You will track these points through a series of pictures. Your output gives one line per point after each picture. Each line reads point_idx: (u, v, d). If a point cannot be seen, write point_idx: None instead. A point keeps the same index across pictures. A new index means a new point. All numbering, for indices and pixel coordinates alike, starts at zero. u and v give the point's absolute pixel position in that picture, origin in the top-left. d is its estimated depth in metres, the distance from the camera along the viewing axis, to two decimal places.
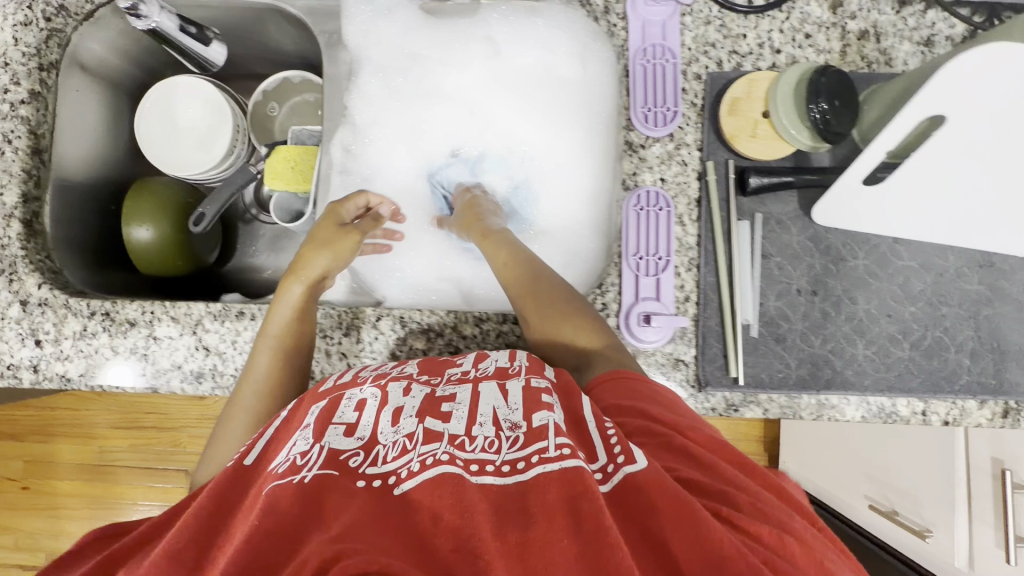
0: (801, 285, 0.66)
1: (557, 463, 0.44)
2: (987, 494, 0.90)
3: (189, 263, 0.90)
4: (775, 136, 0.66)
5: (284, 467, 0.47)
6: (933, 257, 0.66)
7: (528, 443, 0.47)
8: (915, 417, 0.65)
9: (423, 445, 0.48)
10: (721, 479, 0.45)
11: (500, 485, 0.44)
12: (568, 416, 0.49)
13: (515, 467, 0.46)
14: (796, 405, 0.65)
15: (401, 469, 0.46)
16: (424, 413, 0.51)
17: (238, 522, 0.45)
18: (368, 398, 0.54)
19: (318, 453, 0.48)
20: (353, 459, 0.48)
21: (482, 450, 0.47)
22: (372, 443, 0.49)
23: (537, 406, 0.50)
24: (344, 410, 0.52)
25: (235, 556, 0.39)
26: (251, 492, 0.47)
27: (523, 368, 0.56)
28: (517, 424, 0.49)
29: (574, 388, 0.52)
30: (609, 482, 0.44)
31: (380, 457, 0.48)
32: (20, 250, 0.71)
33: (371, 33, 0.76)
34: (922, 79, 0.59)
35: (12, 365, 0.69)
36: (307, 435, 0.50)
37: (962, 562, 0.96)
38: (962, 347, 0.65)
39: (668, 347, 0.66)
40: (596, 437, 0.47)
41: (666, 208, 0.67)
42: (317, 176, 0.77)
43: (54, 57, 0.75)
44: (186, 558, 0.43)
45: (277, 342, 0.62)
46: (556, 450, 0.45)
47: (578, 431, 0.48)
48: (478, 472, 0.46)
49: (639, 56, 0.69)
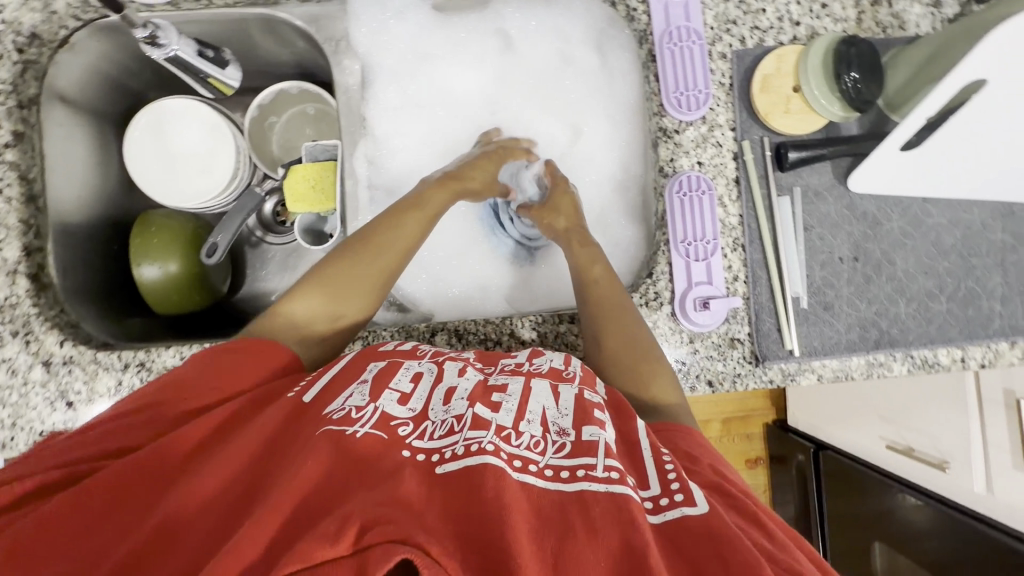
0: (842, 253, 0.68)
1: (604, 485, 0.42)
2: (1001, 422, 0.96)
3: (205, 296, 0.85)
4: (807, 109, 0.67)
5: (339, 415, 0.47)
6: (960, 211, 0.69)
7: (575, 454, 0.45)
8: (955, 364, 0.69)
9: (469, 430, 0.46)
10: (793, 558, 0.41)
11: (541, 487, 0.43)
12: (622, 439, 0.49)
13: (558, 475, 0.44)
14: (848, 367, 0.68)
15: (446, 449, 0.45)
16: (475, 399, 0.50)
17: (287, 459, 0.44)
18: (424, 372, 0.55)
19: (372, 412, 0.48)
20: (401, 429, 0.47)
21: (528, 448, 0.46)
22: (422, 417, 0.49)
23: (588, 420, 0.48)
24: (401, 379, 0.53)
25: (290, 497, 0.39)
26: (300, 435, 0.47)
27: (578, 376, 0.54)
28: (565, 431, 0.48)
29: (626, 410, 0.52)
30: (660, 515, 0.42)
31: (427, 432, 0.47)
32: (32, 307, 0.66)
33: (382, 35, 0.74)
34: (948, 41, 0.61)
35: (45, 432, 0.64)
36: (363, 390, 0.51)
37: (980, 486, 1.03)
38: (992, 294, 0.68)
39: (722, 327, 0.67)
40: (652, 469, 0.46)
41: (708, 190, 0.67)
42: (343, 196, 0.74)
43: (33, 91, 0.69)
44: (233, 485, 0.42)
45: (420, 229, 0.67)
46: (605, 472, 0.43)
47: (632, 457, 0.47)
48: (520, 469, 0.44)
49: (665, 40, 0.68)
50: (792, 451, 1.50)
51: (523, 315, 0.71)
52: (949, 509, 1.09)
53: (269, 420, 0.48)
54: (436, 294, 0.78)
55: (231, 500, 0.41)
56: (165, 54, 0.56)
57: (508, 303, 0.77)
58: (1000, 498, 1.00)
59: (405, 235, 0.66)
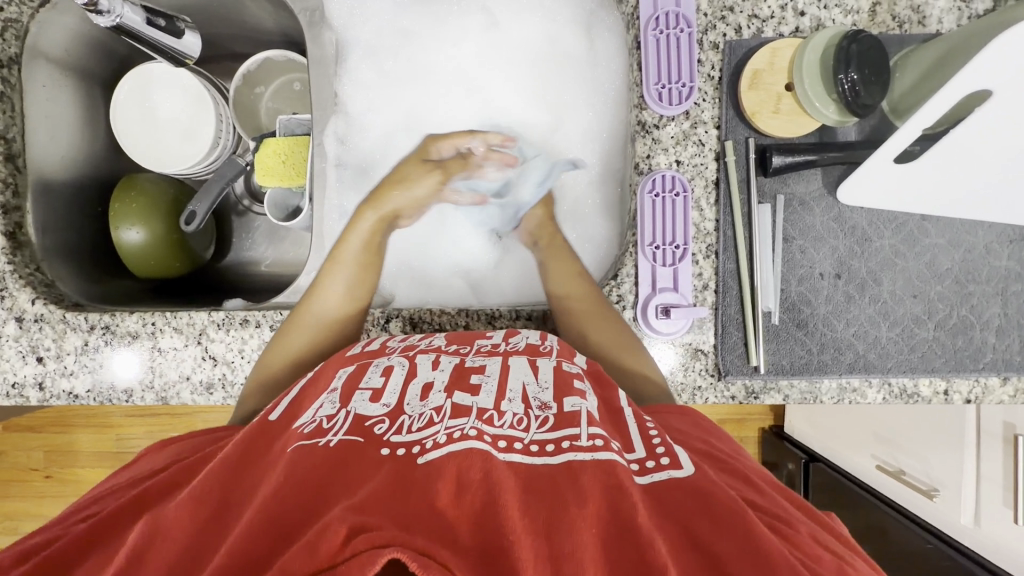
0: (824, 269, 0.63)
1: (590, 453, 0.42)
2: (997, 456, 0.90)
3: (186, 263, 0.87)
4: (799, 110, 0.62)
5: (310, 428, 0.46)
6: (962, 233, 0.63)
7: (560, 426, 0.45)
8: (937, 397, 0.64)
9: (450, 419, 0.45)
10: (778, 505, 0.42)
11: (529, 463, 0.42)
12: (604, 403, 0.49)
13: (544, 448, 0.43)
14: (817, 389, 0.64)
15: (426, 440, 0.43)
16: (452, 387, 0.49)
17: (263, 477, 0.43)
18: (395, 365, 0.53)
19: (344, 419, 0.46)
20: (377, 428, 0.45)
21: (512, 426, 0.45)
22: (398, 412, 0.47)
23: (568, 391, 0.49)
24: (371, 376, 0.52)
25: (265, 506, 0.38)
26: (275, 445, 0.46)
27: (555, 348, 0.56)
28: (547, 404, 0.48)
29: (605, 377, 0.53)
30: (647, 475, 0.43)
31: (405, 426, 0.45)
32: (7, 264, 0.68)
33: (358, 11, 0.75)
34: (965, 42, 0.55)
35: (16, 383, 0.67)
36: (333, 398, 0.50)
37: (967, 519, 0.98)
38: (988, 325, 0.63)
39: (686, 337, 0.64)
40: (635, 431, 0.47)
41: (682, 192, 0.63)
42: (311, 171, 0.74)
43: (14, 51, 0.70)
44: (208, 502, 0.41)
45: (357, 272, 0.67)
46: (589, 440, 0.43)
47: (614, 419, 0.48)
48: (507, 449, 0.43)
49: (650, 26, 0.63)
50: (784, 459, 1.40)
51: (481, 307, 0.69)
52: (936, 541, 1.02)
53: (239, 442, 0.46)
54: (402, 278, 0.77)
55: (201, 529, 0.39)
56: (111, 22, 0.56)
57: (474, 293, 0.76)
58: (987, 532, 0.95)
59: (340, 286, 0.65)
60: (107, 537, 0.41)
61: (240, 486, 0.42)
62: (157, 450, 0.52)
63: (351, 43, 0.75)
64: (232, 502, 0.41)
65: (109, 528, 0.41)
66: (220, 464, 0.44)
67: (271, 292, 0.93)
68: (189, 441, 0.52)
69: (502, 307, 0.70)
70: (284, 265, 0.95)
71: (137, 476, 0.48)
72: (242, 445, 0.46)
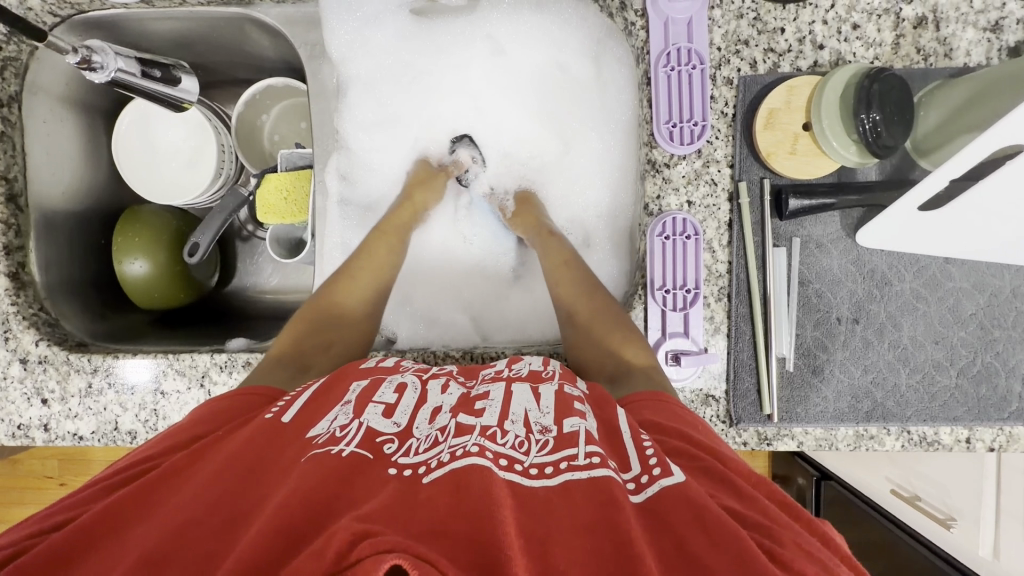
0: (842, 314, 0.61)
1: (585, 472, 0.39)
2: (1018, 488, 0.83)
3: (190, 293, 0.86)
4: (816, 151, 0.60)
5: (323, 438, 0.44)
6: (987, 276, 0.61)
7: (557, 448, 0.42)
8: (958, 444, 0.62)
9: (454, 437, 0.43)
10: (761, 512, 0.38)
11: (526, 486, 0.39)
12: (601, 425, 0.46)
13: (543, 471, 0.41)
14: (833, 437, 0.62)
15: (432, 459, 0.42)
16: (458, 409, 0.47)
17: (275, 485, 0.40)
18: (408, 383, 0.52)
19: (357, 429, 0.45)
20: (387, 447, 0.44)
21: (514, 446, 0.42)
22: (407, 434, 0.45)
23: (568, 412, 0.46)
24: (384, 392, 0.50)
25: (273, 518, 0.36)
26: (288, 452, 0.43)
27: (558, 373, 0.53)
28: (548, 428, 0.44)
29: (607, 401, 0.48)
30: (641, 493, 0.39)
31: (412, 449, 0.43)
32: (10, 305, 0.67)
33: (358, 43, 0.74)
34: (993, 84, 0.52)
35: (22, 425, 0.67)
36: (346, 410, 0.47)
37: (986, 551, 0.90)
38: (1013, 372, 0.60)
39: (697, 382, 0.62)
40: (631, 447, 0.43)
41: (694, 234, 0.61)
42: (313, 210, 0.73)
43: (13, 89, 0.69)
44: (220, 508, 0.38)
45: (382, 254, 0.69)
46: (586, 458, 0.40)
47: (611, 440, 0.44)
48: (506, 468, 0.40)
49: (661, 62, 0.60)
50: (795, 472, 1.30)
51: (486, 347, 0.68)
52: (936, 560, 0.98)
53: (245, 443, 0.43)
54: (406, 313, 0.76)
55: (216, 531, 0.37)
56: (105, 78, 0.57)
57: (479, 330, 0.75)
58: (1006, 566, 0.87)
59: (367, 258, 0.68)
60: (105, 532, 0.37)
61: (249, 490, 0.40)
62: (151, 440, 0.47)
63: (351, 77, 0.74)
64: (244, 505, 0.39)
65: (107, 525, 0.37)
66: (229, 466, 0.41)
67: (276, 320, 0.92)
68: (183, 424, 0.47)
69: (508, 347, 0.68)
70: (289, 293, 0.94)
71: (126, 469, 0.42)
72: (245, 444, 0.43)
